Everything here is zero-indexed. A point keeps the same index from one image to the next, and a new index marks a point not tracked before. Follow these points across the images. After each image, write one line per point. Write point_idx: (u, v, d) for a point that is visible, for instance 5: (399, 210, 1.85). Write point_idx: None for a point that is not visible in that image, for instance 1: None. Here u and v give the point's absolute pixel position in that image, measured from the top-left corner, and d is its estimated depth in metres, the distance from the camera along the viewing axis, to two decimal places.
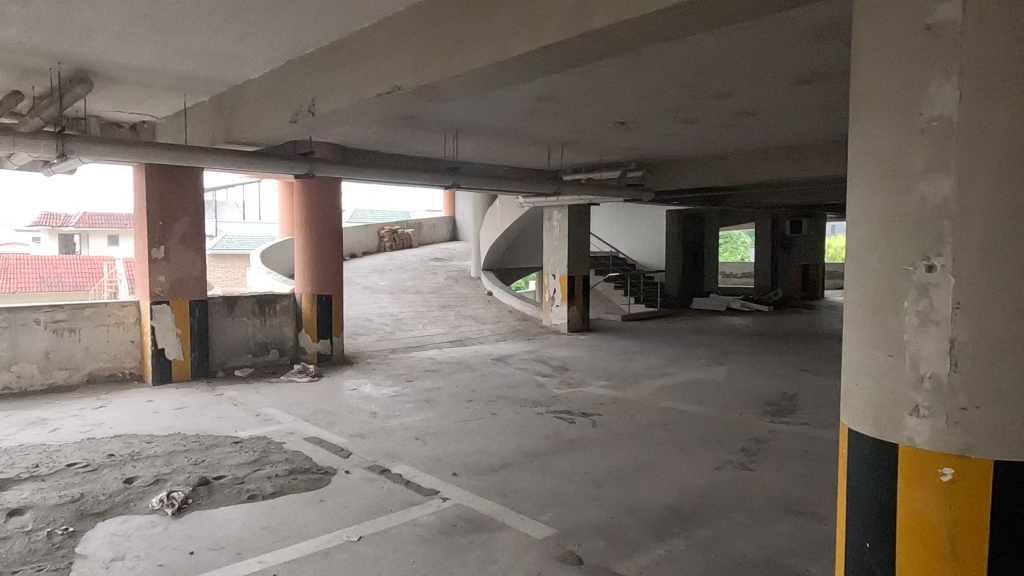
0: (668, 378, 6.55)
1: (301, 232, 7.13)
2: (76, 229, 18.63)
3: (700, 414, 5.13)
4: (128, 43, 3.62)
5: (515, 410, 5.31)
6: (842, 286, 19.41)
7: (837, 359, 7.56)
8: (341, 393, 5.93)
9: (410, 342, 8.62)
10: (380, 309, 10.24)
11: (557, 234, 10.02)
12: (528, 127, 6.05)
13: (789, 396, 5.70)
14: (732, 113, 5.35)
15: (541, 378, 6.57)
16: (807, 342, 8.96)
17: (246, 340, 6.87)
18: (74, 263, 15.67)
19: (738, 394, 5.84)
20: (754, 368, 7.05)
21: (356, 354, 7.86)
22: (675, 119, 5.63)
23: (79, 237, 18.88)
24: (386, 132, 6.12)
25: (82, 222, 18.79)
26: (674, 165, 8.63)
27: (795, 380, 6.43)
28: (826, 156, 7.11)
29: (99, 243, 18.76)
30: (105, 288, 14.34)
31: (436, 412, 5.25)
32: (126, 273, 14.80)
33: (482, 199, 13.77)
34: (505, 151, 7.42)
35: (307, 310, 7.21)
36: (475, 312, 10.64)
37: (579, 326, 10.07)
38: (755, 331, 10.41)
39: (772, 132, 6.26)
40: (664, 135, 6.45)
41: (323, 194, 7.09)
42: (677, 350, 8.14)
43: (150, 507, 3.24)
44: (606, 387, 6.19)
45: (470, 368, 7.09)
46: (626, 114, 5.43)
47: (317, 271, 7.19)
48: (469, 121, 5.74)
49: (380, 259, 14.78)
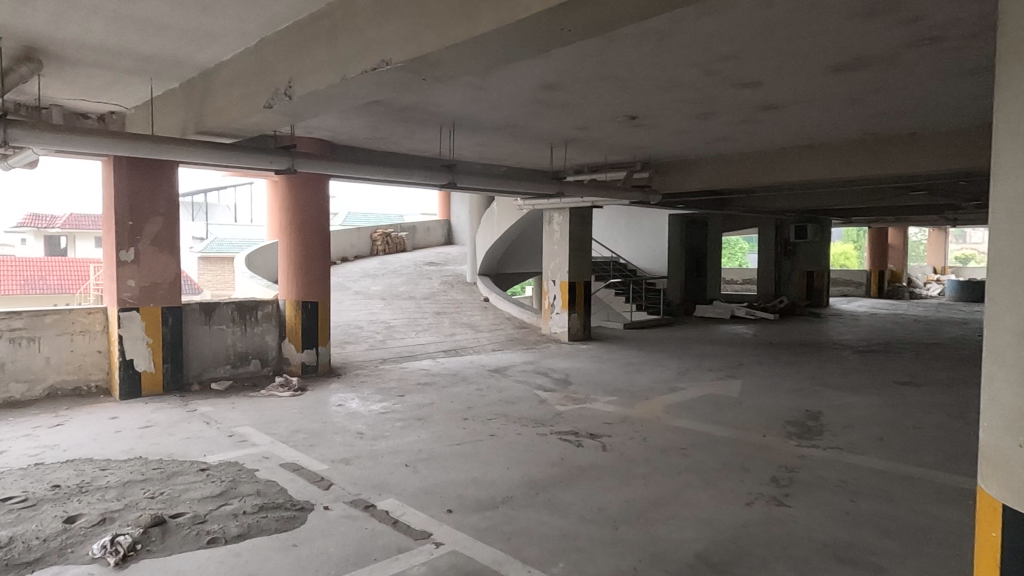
0: (679, 393, 6.09)
1: (285, 234, 6.66)
2: (62, 230, 18.02)
3: (719, 436, 4.67)
4: (75, 12, 3.13)
5: (515, 431, 4.83)
6: (845, 293, 19.03)
7: (856, 373, 7.11)
8: (326, 410, 5.44)
9: (402, 352, 8.14)
10: (371, 315, 9.75)
11: (557, 238, 9.55)
12: (531, 122, 5.60)
13: (813, 415, 5.25)
14: (754, 106, 4.91)
15: (543, 393, 6.10)
16: (820, 353, 8.52)
17: (224, 350, 6.39)
18: (60, 266, 15.10)
19: (757, 411, 5.38)
20: (770, 382, 6.60)
21: (344, 364, 7.37)
22: (691, 113, 5.19)
23: (66, 238, 18.27)
24: (378, 124, 5.65)
25: (70, 223, 18.20)
26: (682, 166, 8.19)
27: (816, 396, 5.97)
28: (847, 155, 6.70)
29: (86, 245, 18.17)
30: (90, 292, 13.77)
31: (429, 433, 4.77)
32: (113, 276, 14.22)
33: (478, 203, 13.31)
34: (504, 149, 6.97)
35: (291, 318, 6.73)
36: (471, 320, 10.16)
37: (580, 334, 9.60)
38: (763, 341, 9.97)
39: (792, 129, 5.83)
40: (677, 132, 6.01)
41: (309, 192, 6.63)
42: (686, 362, 7.67)
43: (89, 555, 2.74)
44: (613, 403, 5.72)
45: (466, 381, 6.62)
46: (637, 107, 4.99)
47: (303, 276, 6.73)
48: (468, 114, 5.28)
49: (373, 263, 14.28)
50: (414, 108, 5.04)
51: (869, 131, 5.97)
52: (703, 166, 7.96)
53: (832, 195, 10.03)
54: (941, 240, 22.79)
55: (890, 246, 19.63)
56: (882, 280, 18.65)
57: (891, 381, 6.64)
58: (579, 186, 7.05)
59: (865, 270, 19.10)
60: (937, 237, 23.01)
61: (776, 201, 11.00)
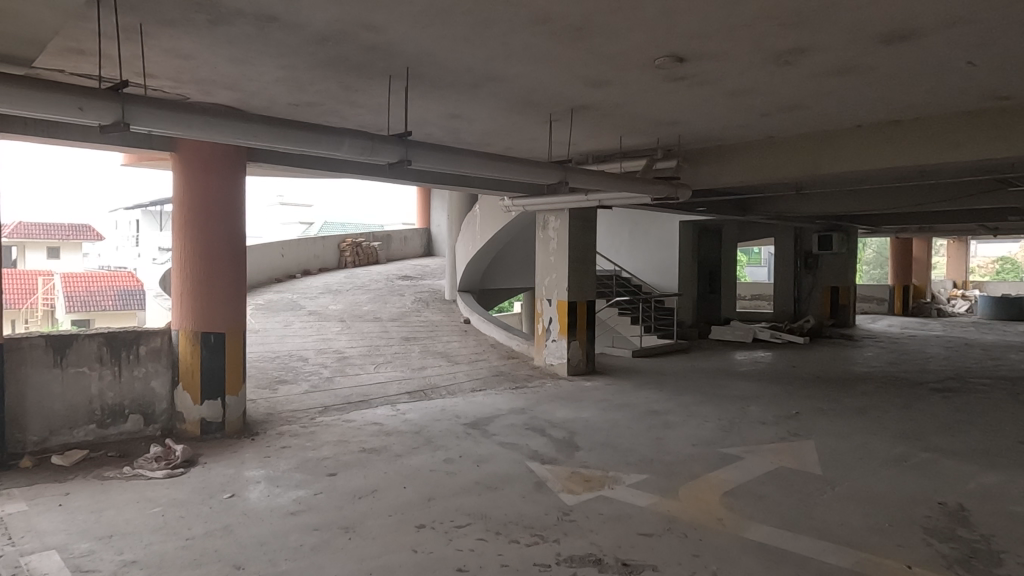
0: (736, 469, 4.22)
1: (178, 236, 4.79)
2: (9, 240, 15.48)
3: (839, 573, 2.81)
4: None
5: (498, 558, 2.94)
6: (866, 310, 17.33)
7: (960, 427, 5.29)
8: (207, 506, 3.52)
9: (352, 396, 6.18)
10: (322, 343, 7.81)
11: (553, 247, 7.71)
12: (522, 71, 3.78)
13: (959, 517, 3.40)
14: (878, 32, 3.12)
15: (542, 470, 4.19)
16: (889, 394, 6.70)
17: (85, 403, 4.49)
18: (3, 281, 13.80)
19: (869, 510, 3.52)
20: (853, 445, 4.76)
21: (269, 415, 5.43)
22: (767, 50, 3.40)
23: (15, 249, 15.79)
24: (298, 70, 3.79)
25: (16, 232, 15.70)
26: (714, 155, 6.39)
27: (933, 472, 4.14)
28: (949, 134, 4.91)
29: (36, 257, 15.98)
30: (39, 308, 13.01)
31: (353, 564, 2.87)
32: (64, 293, 13.65)
33: (459, 207, 11.47)
34: (486, 124, 5.13)
35: (186, 356, 4.82)
36: (446, 349, 8.22)
37: (581, 367, 7.74)
38: (804, 375, 8.11)
39: (899, 88, 4.06)
40: (732, 93, 4.23)
41: (212, 177, 4.79)
42: (725, 410, 5.83)
43: None
44: (646, 489, 3.85)
45: (431, 445, 4.71)
46: (693, 34, 3.19)
47: (203, 299, 4.82)
48: (425, 51, 3.44)
49: (337, 278, 12.36)
50: (341, 35, 3.21)
51: (1003, 95, 4.21)
52: (745, 152, 6.19)
53: (887, 194, 8.24)
54: (961, 253, 21.20)
55: (914, 259, 17.93)
56: (906, 297, 16.94)
57: (1019, 443, 4.79)
58: (588, 174, 5.20)
59: (886, 286, 17.39)
60: (959, 248, 21.67)
61: (811, 205, 9.21)
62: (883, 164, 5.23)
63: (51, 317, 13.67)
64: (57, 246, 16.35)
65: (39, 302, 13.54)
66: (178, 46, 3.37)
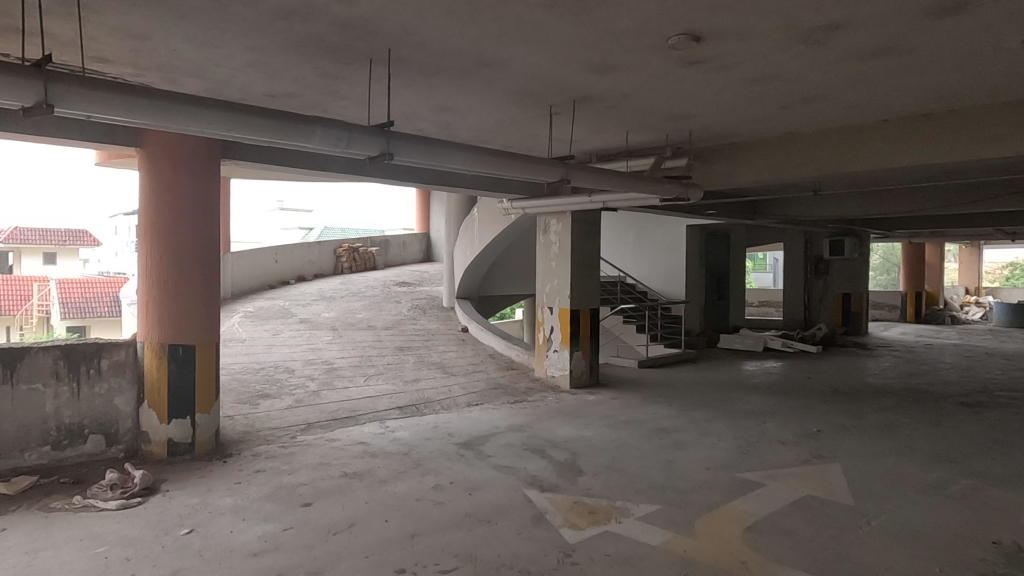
0: (757, 498, 3.79)
1: (144, 239, 4.39)
2: (4, 246, 15.06)
3: None
4: None
5: None
6: (879, 318, 16.84)
7: (999, 448, 4.83)
8: (161, 544, 3.10)
9: (338, 411, 5.76)
10: (311, 353, 7.40)
11: (555, 251, 7.29)
12: (518, 53, 3.36)
13: (1018, 560, 2.97)
14: (925, 3, 2.70)
15: (541, 499, 3.76)
16: (916, 410, 6.25)
17: (39, 422, 4.08)
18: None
19: (913, 551, 3.08)
20: (884, 469, 4.33)
21: (246, 434, 5.00)
22: (795, 26, 2.98)
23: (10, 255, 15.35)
24: (268, 52, 3.39)
25: (10, 237, 15.26)
26: (727, 153, 5.97)
27: (978, 502, 3.71)
28: (985, 128, 4.47)
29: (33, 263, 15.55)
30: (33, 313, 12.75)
31: None
32: (59, 299, 13.32)
33: (458, 210, 11.08)
34: (482, 118, 4.72)
35: (152, 370, 4.41)
36: (442, 359, 7.80)
37: (584, 379, 7.31)
38: (821, 387, 7.65)
39: (938, 72, 3.63)
40: (752, 80, 3.80)
41: (181, 175, 4.39)
42: (740, 427, 5.39)
43: None
44: (658, 523, 3.42)
45: (420, 468, 4.29)
46: (712, 6, 2.77)
47: (171, 307, 4.41)
48: (406, 28, 3.03)
49: (334, 283, 11.97)
50: (309, 7, 2.80)
51: None
52: (760, 150, 5.77)
53: (908, 196, 7.80)
54: (973, 259, 20.75)
55: (927, 265, 17.45)
56: (919, 304, 16.46)
57: None
58: (591, 172, 4.78)
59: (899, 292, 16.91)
60: (972, 252, 21.14)
61: (825, 208, 8.78)
62: (912, 161, 4.79)
63: (46, 324, 13.32)
64: (54, 250, 16.03)
65: (34, 309, 13.25)
66: (126, 22, 2.97)
